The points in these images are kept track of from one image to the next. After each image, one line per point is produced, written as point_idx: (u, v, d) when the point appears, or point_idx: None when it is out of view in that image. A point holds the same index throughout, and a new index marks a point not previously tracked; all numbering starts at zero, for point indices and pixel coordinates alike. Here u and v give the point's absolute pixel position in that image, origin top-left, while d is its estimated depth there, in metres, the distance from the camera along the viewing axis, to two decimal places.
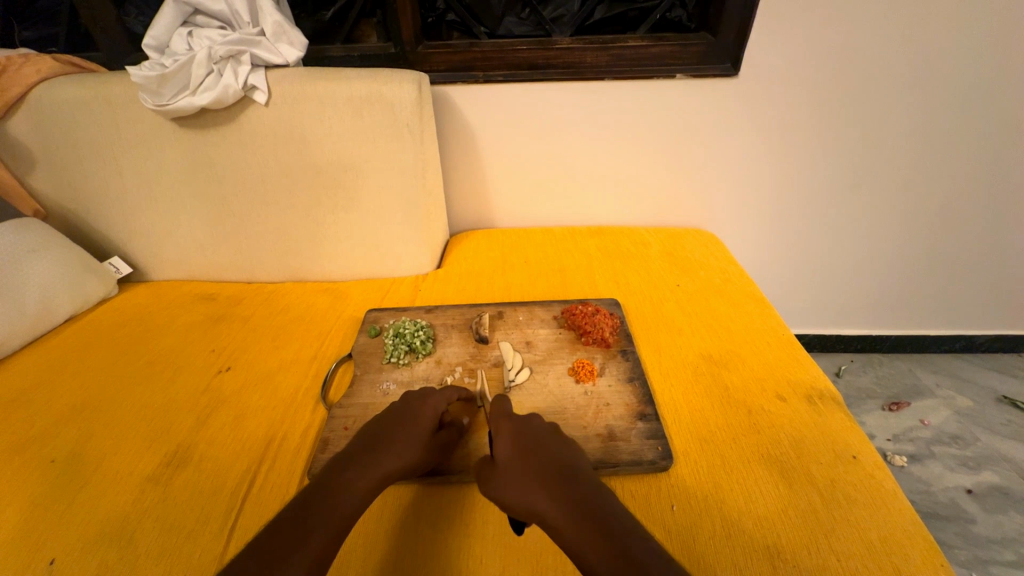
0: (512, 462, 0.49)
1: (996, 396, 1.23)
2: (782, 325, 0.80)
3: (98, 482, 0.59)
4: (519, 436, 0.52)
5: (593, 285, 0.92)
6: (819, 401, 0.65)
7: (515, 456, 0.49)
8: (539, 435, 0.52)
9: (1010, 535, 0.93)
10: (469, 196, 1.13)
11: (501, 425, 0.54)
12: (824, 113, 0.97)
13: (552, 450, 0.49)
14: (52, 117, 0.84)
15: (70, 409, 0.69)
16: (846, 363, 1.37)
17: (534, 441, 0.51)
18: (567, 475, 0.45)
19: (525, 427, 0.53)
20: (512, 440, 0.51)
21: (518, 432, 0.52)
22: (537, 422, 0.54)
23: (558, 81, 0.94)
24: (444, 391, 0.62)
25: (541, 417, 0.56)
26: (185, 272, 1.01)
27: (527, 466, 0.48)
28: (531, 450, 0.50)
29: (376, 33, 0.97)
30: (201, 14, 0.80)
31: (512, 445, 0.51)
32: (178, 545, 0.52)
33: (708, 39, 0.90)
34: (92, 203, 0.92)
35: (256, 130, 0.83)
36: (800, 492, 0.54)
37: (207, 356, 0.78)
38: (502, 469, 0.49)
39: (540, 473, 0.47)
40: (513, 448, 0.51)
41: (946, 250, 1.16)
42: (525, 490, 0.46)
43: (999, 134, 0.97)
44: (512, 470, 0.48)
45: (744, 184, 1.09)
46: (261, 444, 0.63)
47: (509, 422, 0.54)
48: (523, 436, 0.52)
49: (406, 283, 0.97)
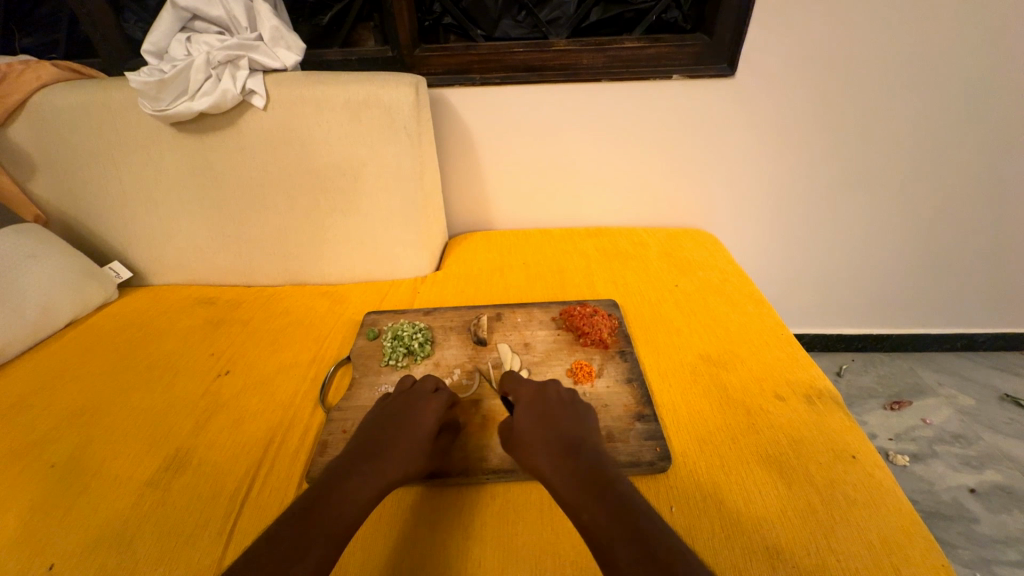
0: (527, 429, 0.53)
1: (998, 395, 1.22)
2: (779, 324, 0.80)
3: (97, 486, 0.59)
4: (533, 402, 0.57)
5: (591, 286, 0.92)
6: (818, 400, 0.65)
7: (531, 424, 0.54)
8: (553, 416, 0.55)
9: (1014, 535, 0.92)
10: (468, 197, 1.13)
11: (520, 391, 0.59)
12: (822, 113, 0.97)
13: (561, 431, 0.52)
14: (52, 124, 0.85)
15: (69, 414, 0.69)
16: (847, 362, 1.37)
17: (551, 413, 0.55)
18: (570, 455, 0.49)
19: (540, 396, 0.58)
20: (532, 418, 0.54)
21: (534, 401, 0.57)
22: (553, 390, 0.59)
23: (555, 83, 0.95)
24: (423, 378, 0.66)
25: (558, 384, 0.60)
26: (185, 277, 1.01)
27: (549, 441, 0.51)
28: (544, 421, 0.54)
29: (373, 37, 0.97)
30: (199, 19, 0.81)
31: (530, 423, 0.54)
32: (177, 550, 0.52)
33: (704, 40, 0.90)
34: (92, 208, 0.93)
35: (255, 134, 0.84)
36: (798, 492, 0.54)
37: (206, 359, 0.78)
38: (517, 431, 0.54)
39: (545, 446, 0.51)
40: (530, 428, 0.53)
41: (948, 247, 1.16)
42: (536, 457, 0.50)
43: (1000, 131, 0.97)
44: (526, 442, 0.52)
45: (742, 183, 1.08)
46: (259, 446, 0.63)
47: (528, 389, 0.59)
48: (538, 406, 0.56)
49: (405, 286, 0.97)
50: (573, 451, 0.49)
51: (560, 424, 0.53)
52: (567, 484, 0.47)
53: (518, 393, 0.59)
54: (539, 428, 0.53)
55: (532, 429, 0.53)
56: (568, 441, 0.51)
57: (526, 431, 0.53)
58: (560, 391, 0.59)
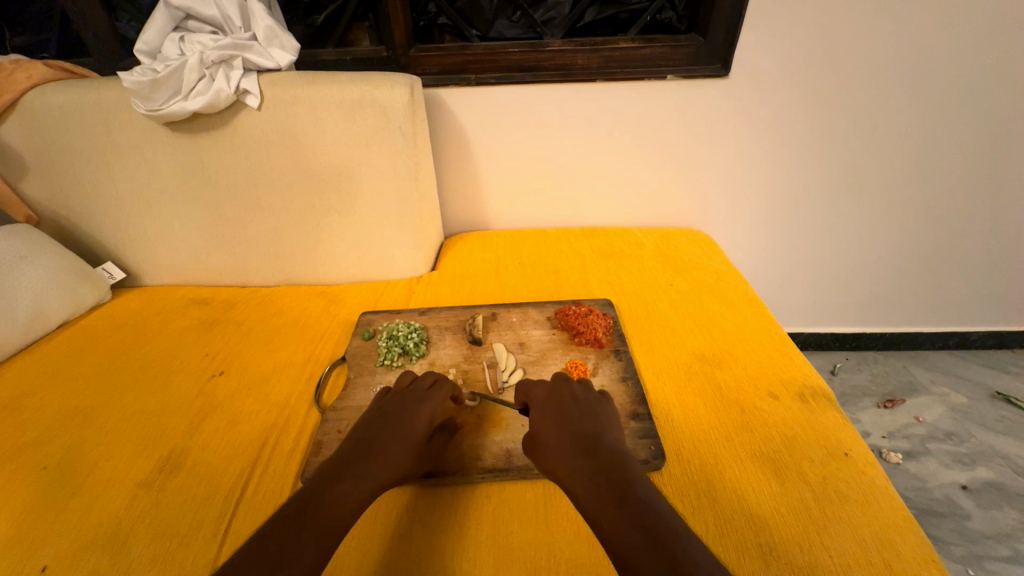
0: (544, 431, 0.53)
1: (990, 393, 1.24)
2: (773, 322, 0.80)
3: (90, 488, 0.58)
4: (547, 403, 0.57)
5: (587, 286, 0.92)
6: (812, 399, 0.65)
7: (546, 425, 0.54)
8: (556, 418, 0.54)
9: (1006, 530, 0.93)
10: (463, 197, 1.13)
11: (536, 392, 0.59)
12: (816, 113, 0.98)
13: (576, 430, 0.52)
14: (44, 123, 0.84)
15: (61, 415, 0.69)
16: (841, 361, 1.37)
17: (567, 413, 0.55)
18: (587, 455, 0.48)
19: (554, 398, 0.58)
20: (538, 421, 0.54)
21: (547, 402, 0.57)
22: (566, 391, 0.59)
23: (550, 83, 0.95)
24: (419, 376, 0.66)
25: (572, 384, 0.60)
26: (179, 278, 1.01)
27: (557, 438, 0.51)
28: (560, 421, 0.54)
29: (368, 37, 0.97)
30: (193, 19, 0.81)
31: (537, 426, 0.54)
32: (171, 551, 0.52)
33: (698, 40, 0.91)
34: (85, 208, 0.92)
35: (249, 134, 0.83)
36: (792, 490, 0.54)
37: (201, 360, 0.78)
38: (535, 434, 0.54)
39: (560, 447, 0.51)
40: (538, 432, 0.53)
41: (942, 246, 1.17)
42: (554, 456, 0.50)
43: (992, 131, 0.98)
44: (542, 446, 0.52)
45: (737, 183, 1.09)
46: (254, 447, 0.63)
47: (542, 391, 0.59)
48: (552, 407, 0.56)
49: (401, 285, 0.97)
50: (588, 450, 0.49)
51: (575, 423, 0.53)
52: (584, 486, 0.46)
53: (532, 395, 0.59)
54: (554, 428, 0.53)
55: (546, 430, 0.53)
56: (583, 438, 0.51)
57: (541, 433, 0.53)
58: (573, 392, 0.59)
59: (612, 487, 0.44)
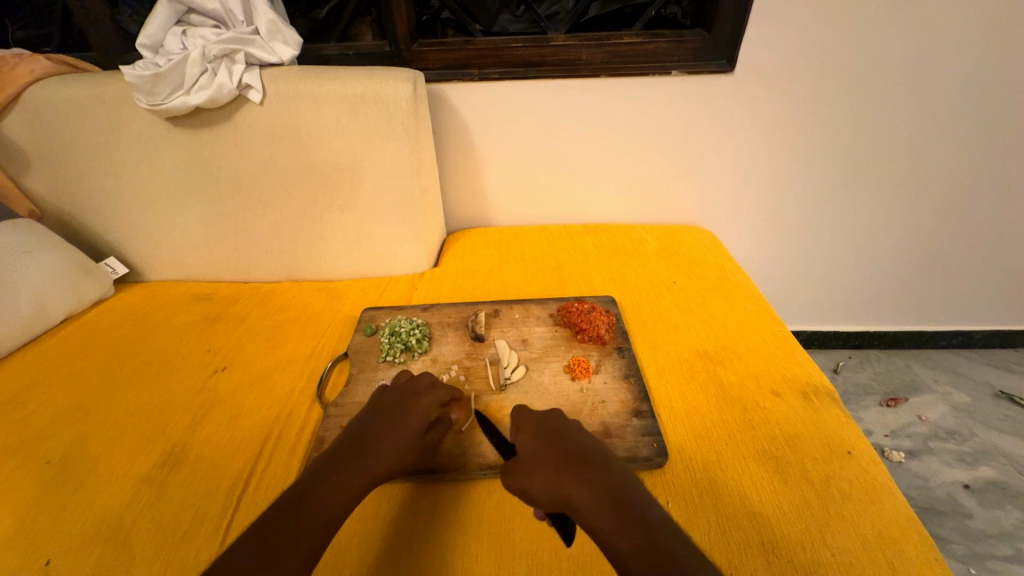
0: (536, 453, 0.51)
1: (993, 392, 1.23)
2: (777, 320, 0.80)
3: (93, 483, 0.59)
4: (539, 429, 0.55)
5: (589, 284, 0.92)
6: (815, 397, 0.65)
7: (537, 451, 0.52)
8: (558, 422, 0.55)
9: (1007, 530, 0.93)
10: (466, 193, 1.13)
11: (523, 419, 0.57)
12: (821, 111, 0.97)
13: (574, 445, 0.50)
14: (47, 117, 0.84)
15: (64, 410, 0.69)
16: (844, 359, 1.37)
17: (561, 431, 0.53)
18: (588, 461, 0.48)
19: (544, 422, 0.56)
20: (533, 421, 0.56)
21: (538, 426, 0.55)
22: (558, 415, 0.57)
23: (552, 79, 0.94)
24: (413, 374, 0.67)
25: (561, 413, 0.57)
26: (181, 273, 1.01)
27: (552, 453, 0.50)
28: (552, 442, 0.52)
29: (371, 32, 0.97)
30: (195, 13, 0.80)
31: (531, 427, 0.55)
32: (174, 545, 0.52)
33: (703, 35, 0.90)
34: (87, 203, 0.92)
35: (251, 129, 0.83)
36: (795, 489, 0.54)
37: (202, 355, 0.78)
38: (525, 460, 0.51)
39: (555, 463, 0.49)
40: (533, 435, 0.54)
41: (946, 245, 1.16)
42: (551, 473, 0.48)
43: (998, 130, 0.97)
44: (535, 469, 0.50)
45: (741, 180, 1.08)
46: (256, 442, 0.63)
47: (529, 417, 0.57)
48: (544, 429, 0.54)
49: (403, 282, 0.97)
50: (592, 458, 0.48)
51: (570, 438, 0.52)
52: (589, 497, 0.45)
53: (522, 422, 0.57)
54: (547, 448, 0.51)
55: (538, 451, 0.51)
56: (579, 455, 0.49)
57: (531, 458, 0.51)
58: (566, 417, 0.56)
59: (617, 496, 0.44)
